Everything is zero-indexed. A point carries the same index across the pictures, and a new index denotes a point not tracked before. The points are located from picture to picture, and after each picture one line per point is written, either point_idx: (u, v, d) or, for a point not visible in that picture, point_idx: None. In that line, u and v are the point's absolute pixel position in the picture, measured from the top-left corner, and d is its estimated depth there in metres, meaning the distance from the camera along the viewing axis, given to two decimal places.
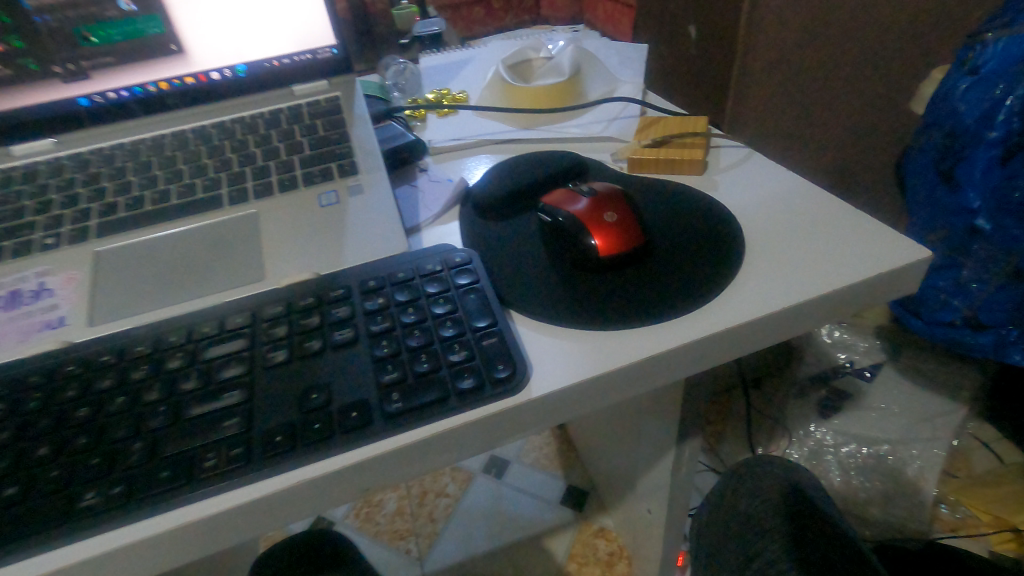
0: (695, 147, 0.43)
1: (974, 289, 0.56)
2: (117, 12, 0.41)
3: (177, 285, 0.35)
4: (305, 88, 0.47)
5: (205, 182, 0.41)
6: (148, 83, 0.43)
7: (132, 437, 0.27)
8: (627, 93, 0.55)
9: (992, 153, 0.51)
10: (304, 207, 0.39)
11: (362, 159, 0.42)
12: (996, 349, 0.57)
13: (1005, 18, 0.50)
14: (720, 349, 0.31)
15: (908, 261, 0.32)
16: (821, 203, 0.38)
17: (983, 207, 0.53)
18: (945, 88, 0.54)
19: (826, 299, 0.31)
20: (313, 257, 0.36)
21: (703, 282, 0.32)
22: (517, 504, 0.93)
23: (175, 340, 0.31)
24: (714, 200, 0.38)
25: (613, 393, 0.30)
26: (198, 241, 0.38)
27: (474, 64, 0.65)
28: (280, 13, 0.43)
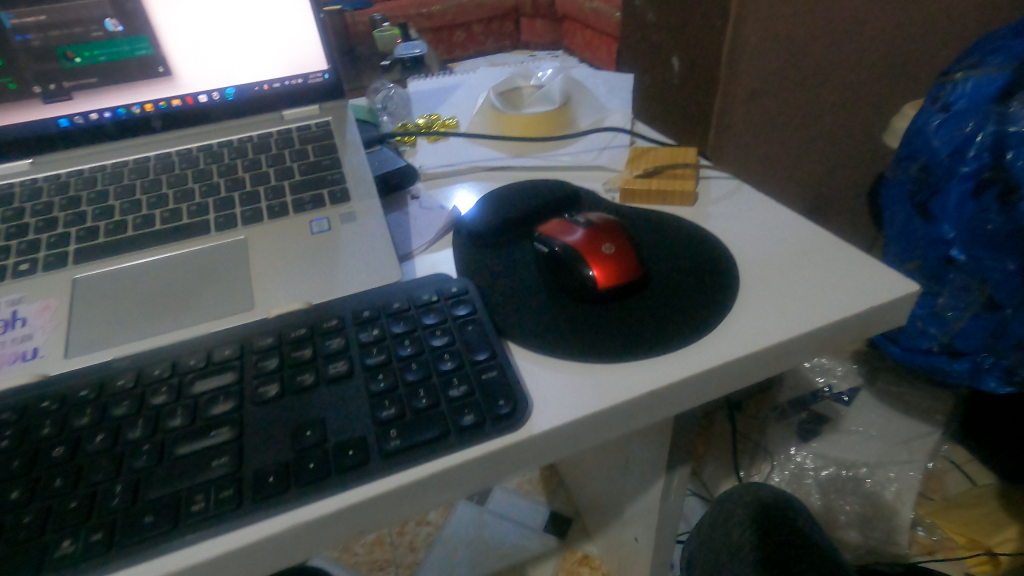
0: (686, 178, 0.44)
1: (950, 318, 0.58)
2: (103, 33, 0.40)
3: (160, 315, 0.34)
4: (296, 113, 0.46)
5: (191, 207, 0.40)
6: (132, 105, 0.42)
7: (112, 479, 0.25)
8: (616, 122, 0.55)
9: (965, 187, 0.53)
10: (294, 234, 0.38)
11: (355, 186, 0.41)
12: (972, 376, 0.59)
13: (972, 59, 0.53)
14: (719, 382, 0.31)
15: (898, 295, 0.33)
16: (810, 236, 0.38)
17: (957, 238, 0.54)
18: (918, 123, 0.57)
19: (821, 332, 0.32)
20: (305, 287, 0.35)
21: (700, 314, 0.33)
22: (500, 531, 0.91)
23: (159, 374, 0.30)
24: (706, 231, 0.39)
25: (613, 427, 0.30)
26: (183, 268, 0.37)
27: (463, 89, 0.65)
28: (272, 37, 0.43)
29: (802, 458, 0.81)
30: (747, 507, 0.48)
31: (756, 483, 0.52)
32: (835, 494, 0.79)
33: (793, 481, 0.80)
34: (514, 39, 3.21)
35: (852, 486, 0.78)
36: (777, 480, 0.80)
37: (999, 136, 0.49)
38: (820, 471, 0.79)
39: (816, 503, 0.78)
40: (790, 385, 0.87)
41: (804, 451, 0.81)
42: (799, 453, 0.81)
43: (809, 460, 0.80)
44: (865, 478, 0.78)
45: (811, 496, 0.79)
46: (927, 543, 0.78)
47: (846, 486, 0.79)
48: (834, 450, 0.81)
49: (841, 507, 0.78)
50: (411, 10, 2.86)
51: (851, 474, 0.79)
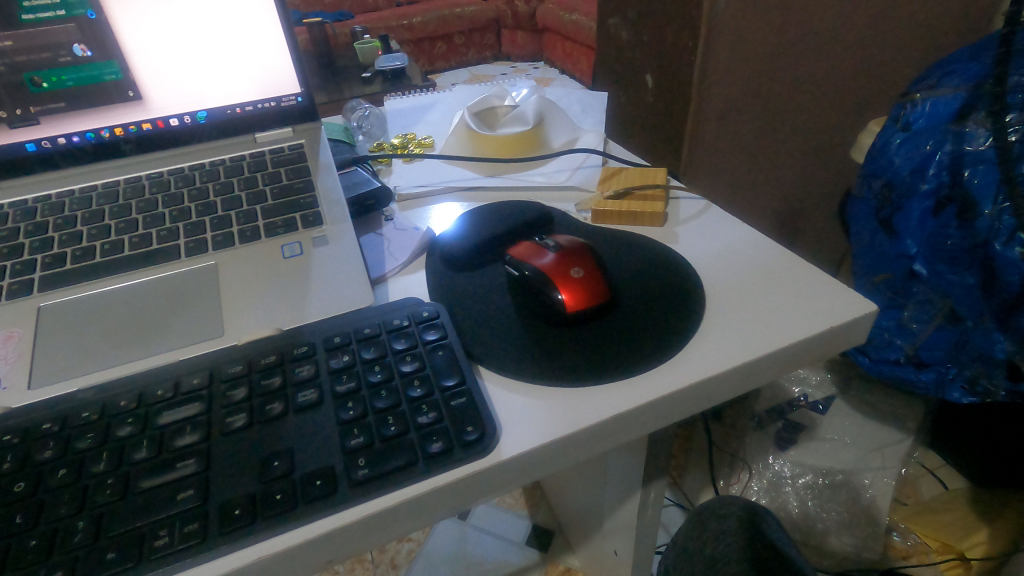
0: (656, 199, 0.45)
1: (916, 329, 0.59)
2: (70, 58, 0.40)
3: (127, 343, 0.34)
4: (269, 135, 0.46)
5: (161, 232, 0.39)
6: (102, 129, 0.42)
7: (75, 515, 0.25)
8: (590, 142, 0.56)
9: (926, 204, 0.54)
10: (267, 259, 0.38)
11: (328, 209, 0.41)
12: (937, 386, 0.61)
13: (930, 81, 0.55)
14: (685, 404, 0.32)
15: (857, 315, 0.34)
16: (775, 256, 0.39)
17: (920, 252, 0.56)
18: (881, 142, 0.58)
19: (783, 353, 0.33)
20: (276, 313, 0.35)
21: (666, 337, 0.33)
22: (482, 546, 0.91)
23: (124, 405, 0.29)
24: (675, 253, 0.40)
25: (582, 450, 0.30)
26: (153, 294, 0.36)
27: (439, 108, 0.66)
28: (244, 60, 0.43)
29: (779, 467, 0.82)
30: (722, 519, 0.49)
31: (732, 496, 0.53)
32: (812, 501, 0.79)
33: (771, 490, 0.81)
34: (495, 51, 3.24)
35: (829, 492, 0.79)
36: (756, 489, 0.82)
37: (957, 155, 0.51)
38: (798, 479, 0.81)
39: (793, 510, 0.79)
40: (766, 395, 0.88)
41: (782, 459, 0.83)
42: (777, 461, 0.83)
43: (786, 468, 0.82)
44: (841, 484, 0.79)
45: (789, 503, 0.80)
46: (903, 548, 0.78)
47: (823, 492, 0.79)
48: (812, 457, 0.82)
49: (818, 514, 0.78)
50: (392, 21, 2.87)
51: (827, 481, 0.79)
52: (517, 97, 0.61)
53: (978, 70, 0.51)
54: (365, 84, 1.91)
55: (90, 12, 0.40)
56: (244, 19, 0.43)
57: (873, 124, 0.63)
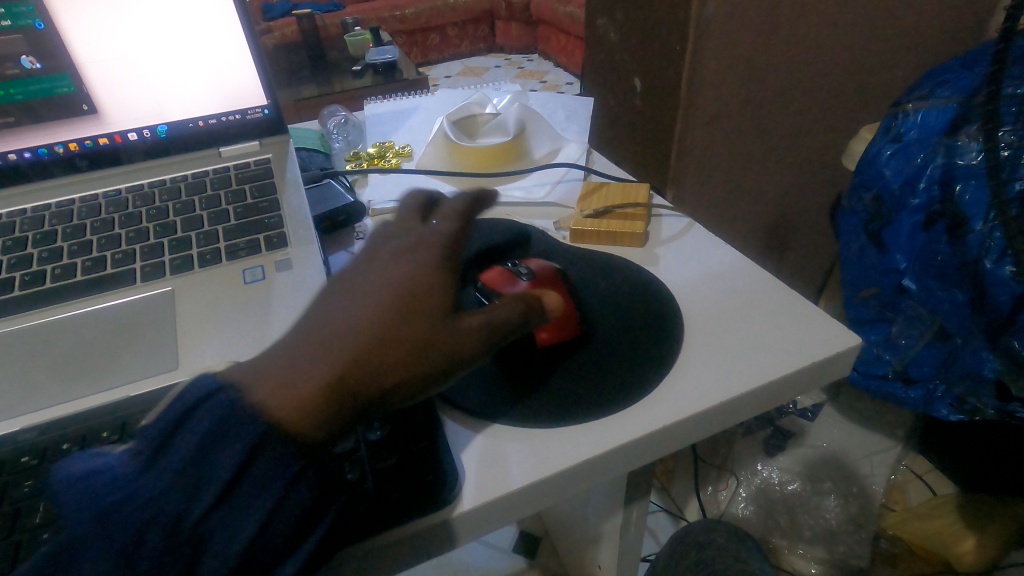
0: (637, 219, 0.43)
1: (903, 345, 0.59)
2: (19, 71, 0.39)
3: (74, 376, 0.32)
4: (234, 150, 0.44)
5: (116, 255, 0.38)
6: (55, 144, 0.41)
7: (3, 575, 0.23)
8: (572, 154, 0.54)
9: (916, 219, 0.53)
10: (226, 285, 0.37)
11: (293, 230, 0.40)
12: (925, 403, 0.60)
13: (921, 91, 0.54)
14: (659, 446, 0.30)
15: (840, 349, 0.33)
16: (759, 282, 0.38)
17: (909, 267, 0.55)
18: (871, 153, 0.57)
19: (764, 390, 0.32)
20: (232, 345, 0.33)
21: (642, 373, 0.32)
22: (469, 552, 0.90)
23: (66, 449, 0.27)
24: (654, 278, 0.39)
25: (551, 495, 0.29)
26: (107, 324, 0.35)
27: (419, 113, 0.64)
28: (204, 71, 0.42)
29: (768, 473, 0.82)
30: (706, 546, 0.49)
31: (717, 520, 0.52)
32: (799, 509, 0.79)
33: (760, 496, 0.81)
34: (490, 42, 3.19)
35: (810, 500, 0.79)
36: (744, 495, 0.82)
37: (948, 168, 0.50)
38: (787, 486, 0.80)
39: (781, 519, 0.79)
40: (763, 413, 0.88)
41: (770, 466, 0.82)
42: (765, 468, 0.82)
43: (775, 475, 0.81)
44: (829, 493, 0.78)
45: (777, 513, 0.79)
46: (889, 554, 0.77)
47: (801, 500, 0.79)
48: (798, 463, 0.82)
49: (806, 522, 0.78)
50: (385, 12, 2.84)
51: (813, 488, 0.79)
52: (498, 104, 0.59)
53: (971, 82, 0.50)
54: (356, 78, 1.88)
55: (38, 22, 0.39)
56: (202, 28, 0.41)
57: (863, 131, 0.61)
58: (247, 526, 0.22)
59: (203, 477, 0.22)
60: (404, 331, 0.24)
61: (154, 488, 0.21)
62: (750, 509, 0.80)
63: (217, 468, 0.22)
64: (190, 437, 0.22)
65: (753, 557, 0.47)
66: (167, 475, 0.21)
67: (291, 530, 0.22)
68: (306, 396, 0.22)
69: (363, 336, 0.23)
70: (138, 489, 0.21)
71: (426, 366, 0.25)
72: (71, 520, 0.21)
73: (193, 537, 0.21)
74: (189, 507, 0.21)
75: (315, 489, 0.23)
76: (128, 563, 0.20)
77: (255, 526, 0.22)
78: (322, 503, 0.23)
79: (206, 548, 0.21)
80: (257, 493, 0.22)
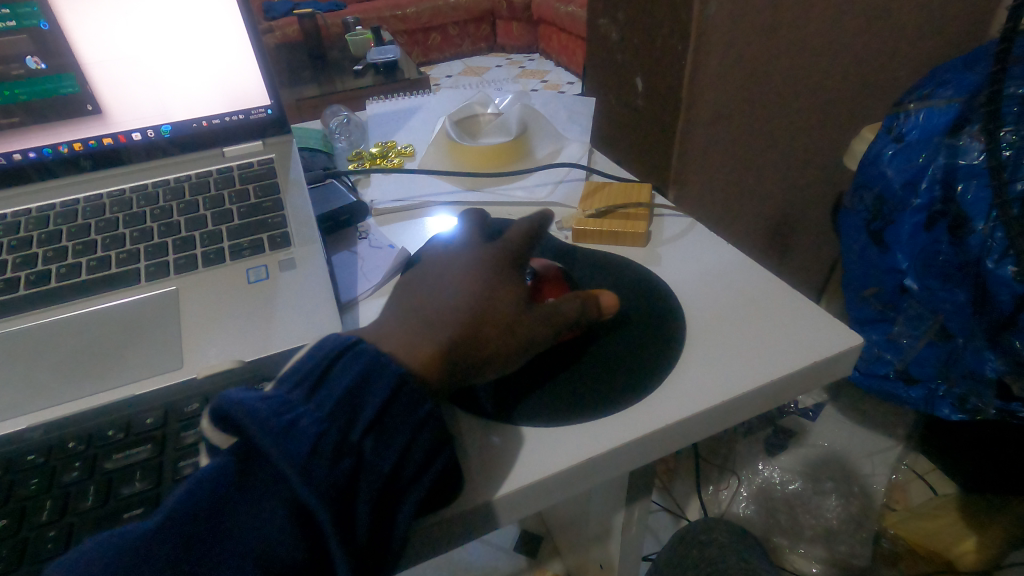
0: (639, 219, 0.44)
1: (905, 344, 0.59)
2: (24, 71, 0.39)
3: (80, 375, 0.32)
4: (237, 150, 0.45)
5: (121, 255, 0.38)
6: (60, 144, 0.41)
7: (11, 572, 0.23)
8: (574, 154, 0.55)
9: (918, 219, 0.53)
10: (231, 284, 0.37)
11: (297, 230, 0.40)
12: (927, 402, 0.60)
13: (923, 91, 0.54)
14: (661, 444, 0.30)
15: (842, 348, 0.33)
16: (761, 281, 0.38)
17: (910, 267, 0.55)
18: (872, 153, 0.57)
19: (766, 389, 0.32)
20: (237, 344, 0.34)
21: (646, 372, 0.32)
22: (470, 551, 0.90)
23: (72, 447, 0.28)
24: (657, 278, 0.39)
25: (555, 493, 0.29)
26: (112, 323, 0.35)
27: (422, 113, 0.64)
28: (208, 71, 0.42)
29: (769, 473, 0.82)
30: (708, 545, 0.49)
31: (720, 520, 0.52)
32: (801, 509, 0.79)
33: (761, 495, 0.81)
34: (491, 42, 3.20)
35: (813, 500, 0.79)
36: (745, 494, 0.82)
37: (950, 168, 0.50)
38: (788, 485, 0.81)
39: (783, 518, 0.79)
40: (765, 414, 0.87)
41: (772, 465, 0.83)
42: (767, 467, 0.83)
43: (776, 475, 0.82)
44: (831, 493, 0.78)
45: (778, 513, 0.79)
46: (890, 553, 0.77)
47: (806, 500, 0.79)
48: (800, 463, 0.82)
49: (807, 521, 0.78)
50: (386, 12, 2.84)
51: (814, 488, 0.79)
52: (500, 104, 0.59)
53: (972, 81, 0.50)
54: (357, 77, 1.88)
55: (43, 23, 0.39)
56: (205, 28, 0.41)
57: (865, 131, 0.61)
58: (392, 453, 0.24)
59: (359, 403, 0.24)
60: (495, 312, 0.28)
61: (320, 409, 0.23)
62: (751, 509, 0.80)
63: (371, 397, 0.24)
64: (349, 370, 0.25)
65: (754, 556, 0.47)
66: (330, 399, 0.23)
67: (420, 463, 0.25)
68: (424, 358, 0.26)
69: (464, 313, 0.28)
70: (308, 408, 0.23)
71: (512, 341, 0.29)
72: (248, 432, 0.22)
73: (354, 455, 0.23)
74: (351, 427, 0.23)
75: (438, 430, 0.26)
76: (307, 469, 0.21)
77: (395, 455, 0.24)
78: (441, 443, 0.26)
79: (362, 467, 0.23)
80: (400, 424, 0.25)
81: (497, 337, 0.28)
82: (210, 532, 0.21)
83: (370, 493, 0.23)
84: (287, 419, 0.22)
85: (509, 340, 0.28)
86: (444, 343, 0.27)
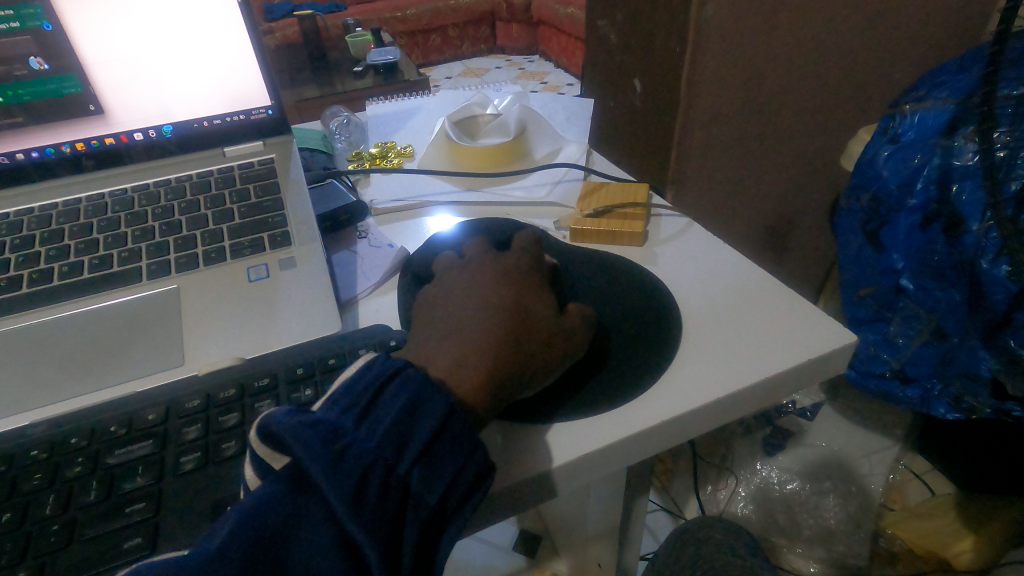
0: (636, 218, 0.44)
1: (901, 344, 0.59)
2: (27, 71, 0.40)
3: (82, 372, 0.32)
4: (238, 150, 0.45)
5: (123, 253, 0.38)
6: (62, 144, 0.42)
7: (14, 565, 0.24)
8: (572, 154, 0.55)
9: (913, 219, 0.53)
10: (231, 283, 0.37)
11: (297, 229, 0.40)
12: (923, 402, 0.60)
13: (918, 92, 0.55)
14: (656, 441, 0.31)
15: (836, 346, 0.33)
16: (758, 280, 0.39)
17: (906, 267, 0.55)
18: (869, 154, 0.57)
19: (761, 386, 0.32)
20: (238, 342, 0.34)
21: (642, 370, 0.32)
22: (469, 550, 0.91)
23: (74, 443, 0.28)
24: (654, 277, 0.39)
25: (552, 490, 0.29)
26: (114, 321, 0.35)
27: (421, 114, 0.64)
28: (209, 72, 0.42)
29: (767, 472, 0.82)
30: (705, 543, 0.49)
31: (716, 518, 0.53)
32: (799, 508, 0.79)
33: (760, 495, 0.81)
34: (490, 43, 3.21)
35: (812, 500, 0.79)
36: (743, 494, 0.82)
37: (945, 169, 0.50)
38: (786, 485, 0.81)
39: (781, 518, 0.79)
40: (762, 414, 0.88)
41: (770, 465, 0.83)
42: (765, 467, 0.83)
43: (774, 474, 0.82)
44: (828, 492, 0.79)
45: (776, 512, 0.79)
46: (887, 553, 0.77)
47: (805, 500, 0.79)
48: (799, 463, 0.82)
49: (806, 521, 0.78)
50: (386, 13, 2.85)
51: (812, 488, 0.80)
52: (499, 105, 0.59)
53: (967, 82, 0.50)
54: (357, 79, 1.88)
55: (46, 24, 0.39)
56: (207, 29, 0.42)
57: (861, 132, 0.62)
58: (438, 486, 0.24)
59: (409, 433, 0.24)
60: (525, 326, 0.30)
61: (369, 438, 0.24)
62: (750, 509, 0.80)
63: (420, 426, 0.25)
64: (397, 399, 0.25)
65: (750, 554, 0.47)
66: (379, 429, 0.24)
67: (467, 494, 0.25)
68: (471, 385, 0.27)
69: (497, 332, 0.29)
70: (358, 438, 0.24)
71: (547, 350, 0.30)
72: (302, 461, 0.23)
73: (400, 488, 0.23)
74: (399, 459, 0.24)
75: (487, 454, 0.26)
76: (353, 498, 0.22)
77: (443, 488, 0.24)
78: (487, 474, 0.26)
79: (410, 499, 0.23)
80: (449, 455, 0.25)
81: (535, 354, 0.30)
82: (264, 558, 0.21)
83: (415, 524, 0.23)
84: (339, 446, 0.23)
85: (547, 354, 0.30)
86: (488, 368, 0.28)
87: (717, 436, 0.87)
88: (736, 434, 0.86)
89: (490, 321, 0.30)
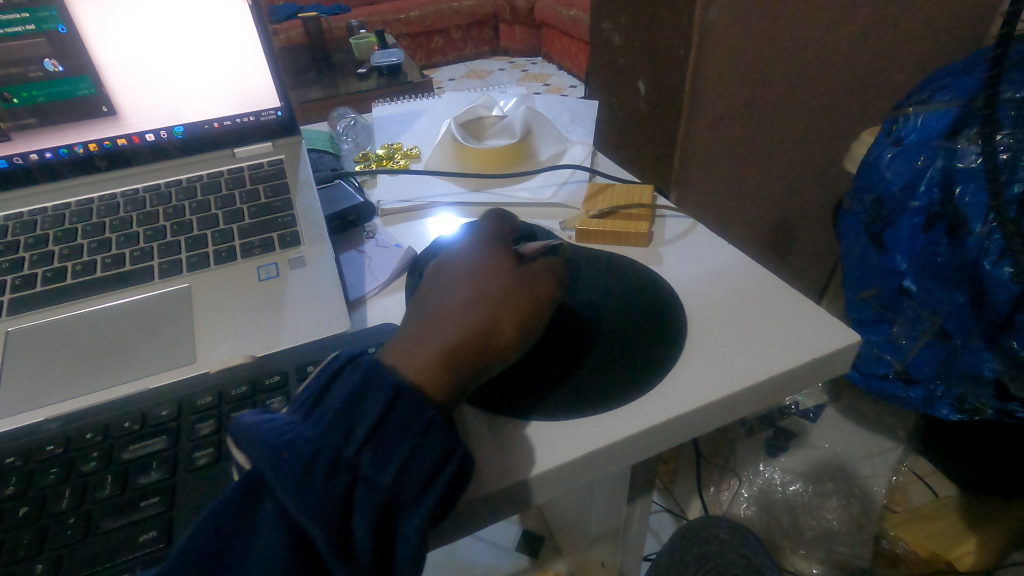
0: (641, 219, 0.44)
1: (904, 345, 0.60)
2: (42, 73, 0.40)
3: (96, 368, 0.33)
4: (248, 151, 0.46)
5: (135, 252, 0.39)
6: (75, 145, 0.42)
7: (33, 557, 0.24)
8: (577, 156, 0.56)
9: (916, 220, 0.54)
10: (241, 282, 0.38)
11: (306, 229, 0.41)
12: (926, 403, 0.60)
13: (922, 95, 0.55)
14: (659, 439, 0.31)
15: (839, 346, 0.34)
16: (761, 281, 0.39)
17: (909, 268, 0.56)
18: (872, 156, 0.58)
19: (764, 386, 0.32)
20: (248, 341, 0.35)
21: (645, 369, 0.33)
22: (472, 550, 0.91)
23: (89, 439, 0.28)
24: (658, 277, 0.39)
25: (558, 486, 0.30)
26: (126, 319, 0.36)
27: (428, 115, 0.65)
28: (219, 74, 0.43)
29: (770, 473, 0.82)
30: (709, 543, 0.50)
31: (720, 519, 0.53)
32: (801, 509, 0.79)
33: (762, 496, 0.81)
34: (494, 45, 3.22)
35: (813, 500, 0.79)
36: (746, 495, 0.82)
37: (948, 171, 0.51)
38: (789, 486, 0.81)
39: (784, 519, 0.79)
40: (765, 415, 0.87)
41: (772, 466, 0.83)
42: (767, 468, 0.83)
43: (777, 475, 0.82)
44: (830, 493, 0.79)
45: (779, 514, 0.79)
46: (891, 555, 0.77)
47: (807, 500, 0.79)
48: (801, 464, 0.83)
49: (809, 522, 0.78)
50: (390, 15, 2.86)
51: (815, 489, 0.80)
52: (505, 107, 0.60)
53: (971, 85, 0.51)
54: (361, 80, 1.89)
55: (61, 27, 0.40)
56: (218, 31, 0.42)
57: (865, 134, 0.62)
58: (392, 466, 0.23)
59: (354, 418, 0.24)
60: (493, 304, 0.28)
61: (315, 427, 0.24)
62: (752, 510, 0.81)
63: (370, 407, 0.24)
64: (348, 384, 0.25)
65: (754, 554, 0.48)
66: (326, 415, 0.24)
67: (428, 475, 0.24)
68: (425, 366, 0.26)
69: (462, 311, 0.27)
70: (304, 428, 0.24)
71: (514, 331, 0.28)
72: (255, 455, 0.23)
73: (348, 470, 0.23)
74: (346, 444, 0.23)
75: (447, 436, 0.25)
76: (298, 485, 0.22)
77: (396, 467, 0.23)
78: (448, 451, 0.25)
79: (359, 482, 0.23)
80: (400, 437, 0.24)
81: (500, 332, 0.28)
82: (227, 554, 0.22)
83: (368, 507, 0.23)
84: (286, 438, 0.23)
85: (510, 332, 0.28)
86: (444, 347, 0.26)
87: (721, 438, 0.87)
88: (739, 436, 0.86)
89: (455, 300, 0.28)
